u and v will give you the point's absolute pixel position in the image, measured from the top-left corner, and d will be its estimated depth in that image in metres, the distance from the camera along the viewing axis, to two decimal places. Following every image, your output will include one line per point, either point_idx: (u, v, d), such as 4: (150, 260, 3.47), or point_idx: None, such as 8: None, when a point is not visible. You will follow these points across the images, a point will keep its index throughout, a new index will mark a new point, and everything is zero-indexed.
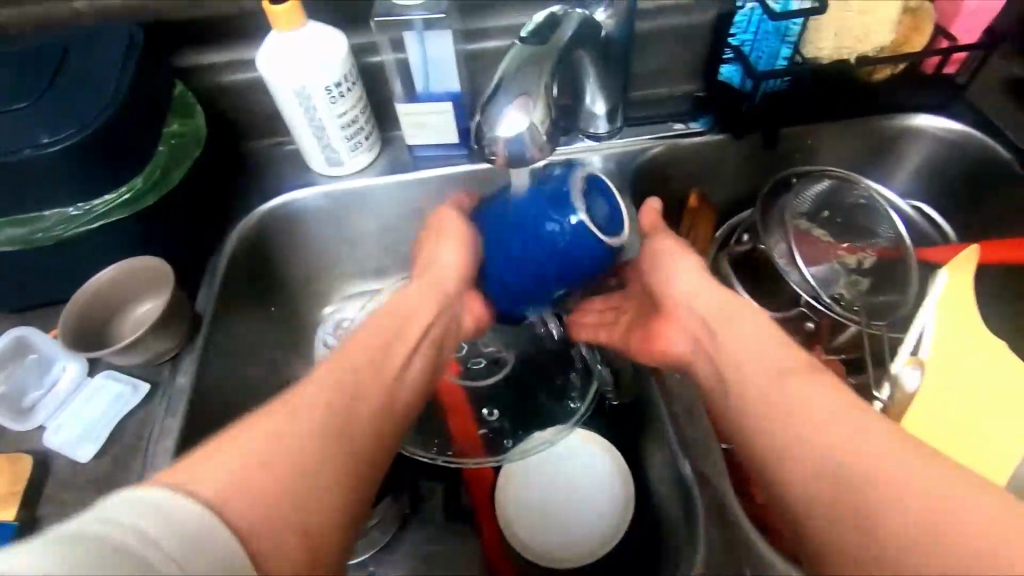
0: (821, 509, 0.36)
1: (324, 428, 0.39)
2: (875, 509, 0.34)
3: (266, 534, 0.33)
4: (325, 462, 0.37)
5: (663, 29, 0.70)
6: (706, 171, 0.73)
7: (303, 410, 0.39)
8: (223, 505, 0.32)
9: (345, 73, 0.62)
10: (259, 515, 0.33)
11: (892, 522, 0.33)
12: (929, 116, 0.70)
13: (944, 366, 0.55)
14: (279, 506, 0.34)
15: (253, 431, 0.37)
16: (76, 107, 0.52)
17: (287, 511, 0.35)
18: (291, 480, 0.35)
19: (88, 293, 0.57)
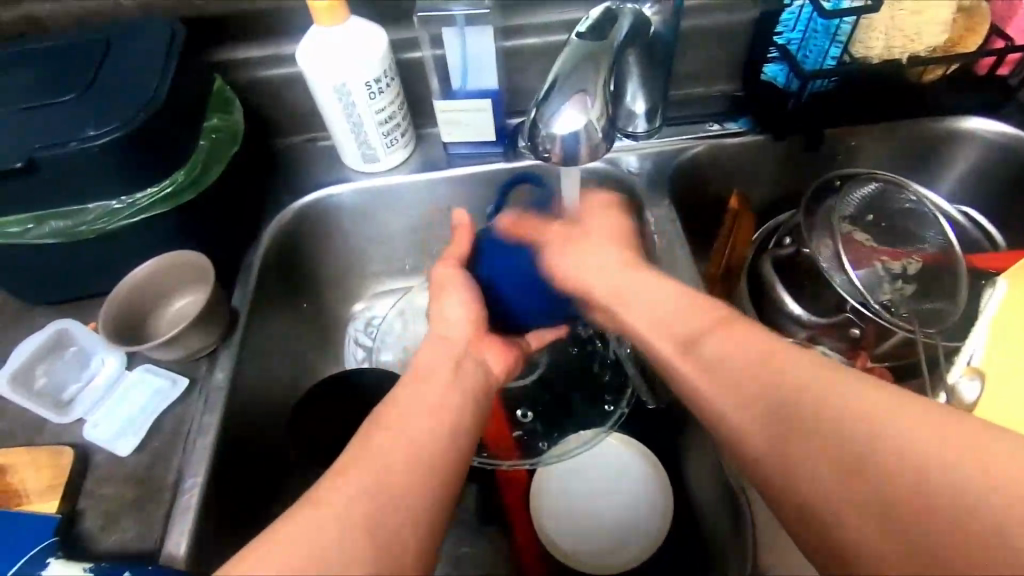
0: (851, 529, 0.31)
1: (386, 472, 0.35)
2: (921, 528, 0.29)
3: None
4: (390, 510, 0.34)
5: (704, 28, 0.69)
6: (745, 172, 0.72)
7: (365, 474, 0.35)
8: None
9: (384, 69, 0.61)
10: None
11: (950, 536, 0.28)
12: (980, 118, 0.67)
13: (1002, 376, 0.53)
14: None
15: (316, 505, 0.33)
16: (121, 100, 0.52)
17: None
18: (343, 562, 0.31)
19: (127, 288, 0.56)
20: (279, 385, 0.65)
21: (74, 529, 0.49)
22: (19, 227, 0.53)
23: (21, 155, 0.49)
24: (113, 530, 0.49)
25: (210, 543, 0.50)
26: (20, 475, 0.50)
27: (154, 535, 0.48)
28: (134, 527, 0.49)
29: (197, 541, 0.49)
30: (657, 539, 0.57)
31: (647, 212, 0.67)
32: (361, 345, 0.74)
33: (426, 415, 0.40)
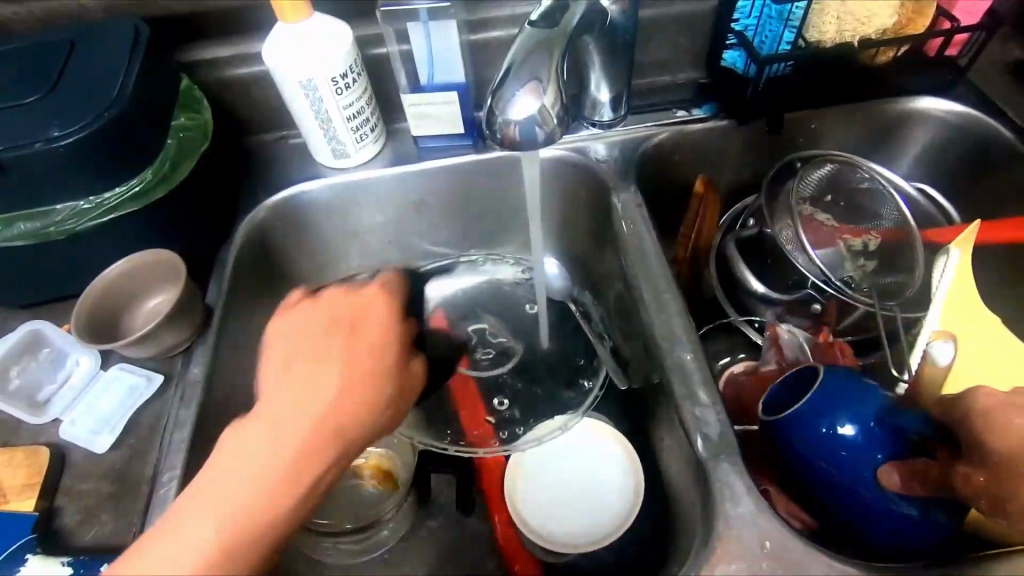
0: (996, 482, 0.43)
1: (277, 472, 0.41)
2: None
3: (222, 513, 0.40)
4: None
5: (667, 17, 0.71)
6: (709, 158, 0.73)
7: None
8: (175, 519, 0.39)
9: (351, 66, 0.62)
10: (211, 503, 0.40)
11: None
12: (931, 99, 0.70)
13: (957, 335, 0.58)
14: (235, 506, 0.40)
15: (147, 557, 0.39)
16: (87, 98, 0.53)
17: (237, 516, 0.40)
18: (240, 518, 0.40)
19: (99, 289, 0.57)
20: None
21: (52, 528, 0.49)
22: None
23: None
24: (91, 525, 0.49)
25: None
26: None
27: (132, 527, 0.49)
28: (112, 522, 0.49)
29: None
30: (630, 518, 0.58)
31: (615, 198, 0.68)
32: None
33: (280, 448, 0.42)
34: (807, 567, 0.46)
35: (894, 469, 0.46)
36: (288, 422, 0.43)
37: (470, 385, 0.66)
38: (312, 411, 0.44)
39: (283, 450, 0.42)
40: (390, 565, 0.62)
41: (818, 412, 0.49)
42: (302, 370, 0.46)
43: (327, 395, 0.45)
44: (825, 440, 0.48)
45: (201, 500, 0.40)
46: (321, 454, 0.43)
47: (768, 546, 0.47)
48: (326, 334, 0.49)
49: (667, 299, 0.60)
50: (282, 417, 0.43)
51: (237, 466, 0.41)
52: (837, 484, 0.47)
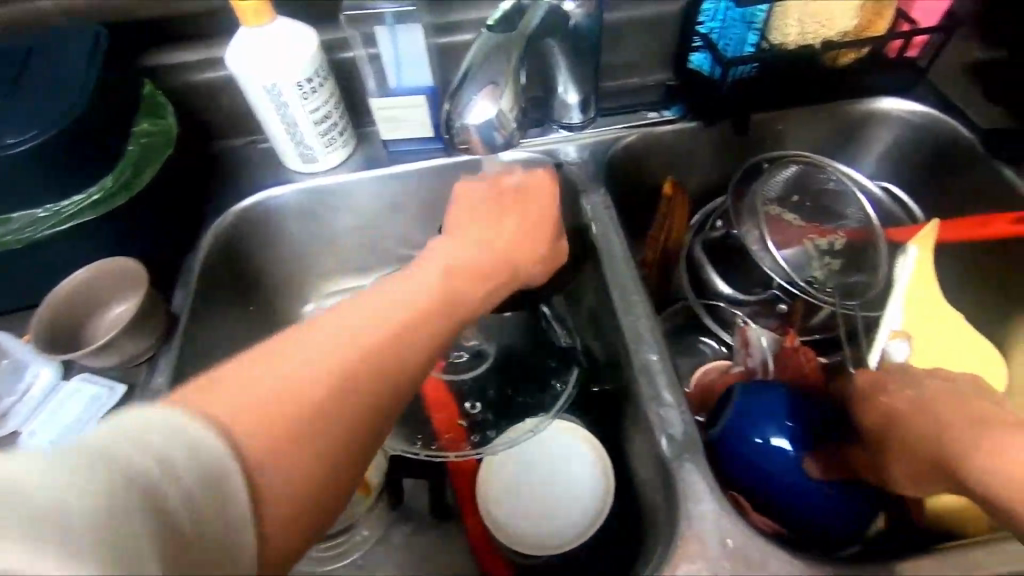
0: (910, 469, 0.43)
1: (374, 348, 0.36)
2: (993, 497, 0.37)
3: (294, 404, 0.32)
4: (296, 462, 0.31)
5: (634, 20, 0.71)
6: (678, 159, 0.74)
7: (279, 378, 0.32)
8: (220, 416, 0.30)
9: (317, 69, 0.62)
10: (280, 386, 0.32)
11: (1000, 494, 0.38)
12: (893, 99, 0.71)
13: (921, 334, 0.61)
14: (326, 381, 0.33)
15: (288, 356, 0.34)
16: (42, 105, 0.52)
17: (320, 402, 0.33)
18: (322, 395, 0.33)
19: (60, 298, 0.56)
20: None
21: None
22: None
23: None
24: None
25: None
26: None
27: None
28: None
29: None
30: (600, 518, 0.58)
31: (584, 200, 0.68)
32: None
33: (391, 312, 0.39)
34: (769, 565, 0.46)
35: (813, 464, 0.50)
36: (381, 303, 0.40)
37: (443, 389, 0.65)
38: (409, 283, 0.43)
39: (397, 308, 0.40)
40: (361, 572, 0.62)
41: (748, 422, 0.53)
42: (426, 255, 0.48)
43: (441, 265, 0.46)
44: (752, 445, 0.52)
45: (281, 346, 0.35)
46: (460, 299, 0.45)
47: (730, 545, 0.47)
48: (459, 220, 0.54)
49: (635, 301, 0.60)
50: (404, 285, 0.42)
51: (320, 333, 0.36)
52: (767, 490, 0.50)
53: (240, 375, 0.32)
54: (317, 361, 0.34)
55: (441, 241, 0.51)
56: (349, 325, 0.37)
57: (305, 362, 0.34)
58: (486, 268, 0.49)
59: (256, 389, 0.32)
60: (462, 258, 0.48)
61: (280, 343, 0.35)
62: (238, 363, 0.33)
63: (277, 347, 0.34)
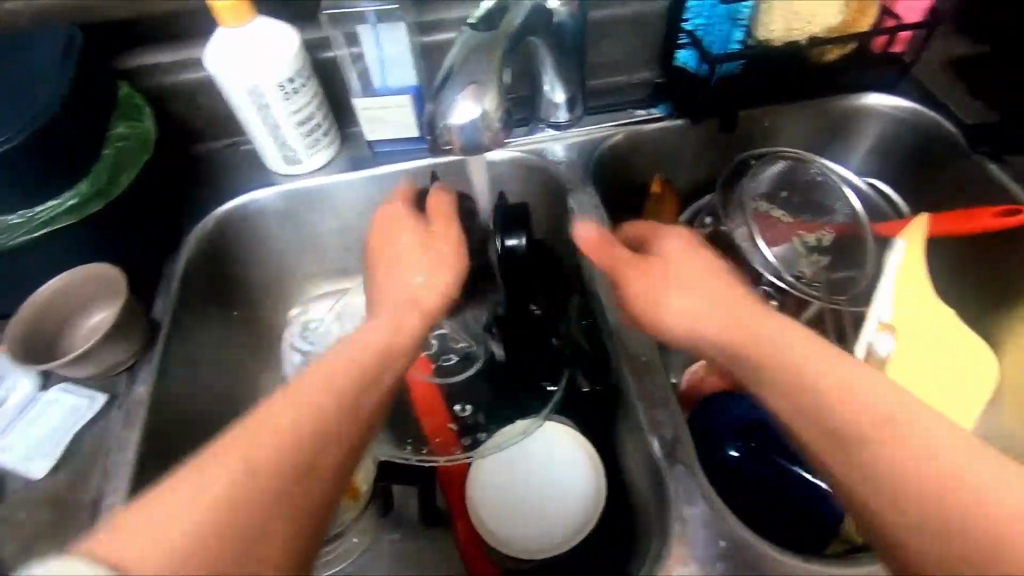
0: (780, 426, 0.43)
1: (301, 440, 0.37)
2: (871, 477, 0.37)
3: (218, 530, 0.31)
4: (248, 559, 0.32)
5: (619, 17, 0.71)
6: (666, 157, 0.74)
7: (242, 459, 0.34)
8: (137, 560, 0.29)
9: (298, 69, 0.60)
10: (206, 513, 0.32)
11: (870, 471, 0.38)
12: (879, 95, 0.71)
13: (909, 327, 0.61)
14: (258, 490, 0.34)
15: (238, 450, 0.35)
16: (13, 108, 0.50)
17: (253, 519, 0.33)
18: (250, 514, 0.33)
19: (36, 307, 0.54)
20: (210, 396, 0.63)
21: None
22: None
23: None
24: (29, 556, 0.47)
25: None
26: None
27: None
28: (51, 551, 0.47)
29: None
30: (591, 522, 0.58)
31: (572, 200, 0.68)
32: (297, 350, 0.72)
33: (315, 401, 0.39)
34: (763, 564, 0.46)
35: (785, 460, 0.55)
36: (308, 392, 0.40)
37: (433, 392, 0.65)
38: (336, 369, 0.43)
39: (320, 399, 0.40)
40: None
41: (718, 433, 0.57)
42: (354, 337, 0.47)
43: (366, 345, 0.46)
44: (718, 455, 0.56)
45: (205, 466, 0.34)
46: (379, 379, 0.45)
47: (723, 545, 0.47)
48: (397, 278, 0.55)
49: None
50: (327, 379, 0.41)
51: (248, 442, 0.35)
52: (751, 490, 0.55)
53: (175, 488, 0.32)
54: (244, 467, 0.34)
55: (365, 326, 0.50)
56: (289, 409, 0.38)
57: (230, 472, 0.33)
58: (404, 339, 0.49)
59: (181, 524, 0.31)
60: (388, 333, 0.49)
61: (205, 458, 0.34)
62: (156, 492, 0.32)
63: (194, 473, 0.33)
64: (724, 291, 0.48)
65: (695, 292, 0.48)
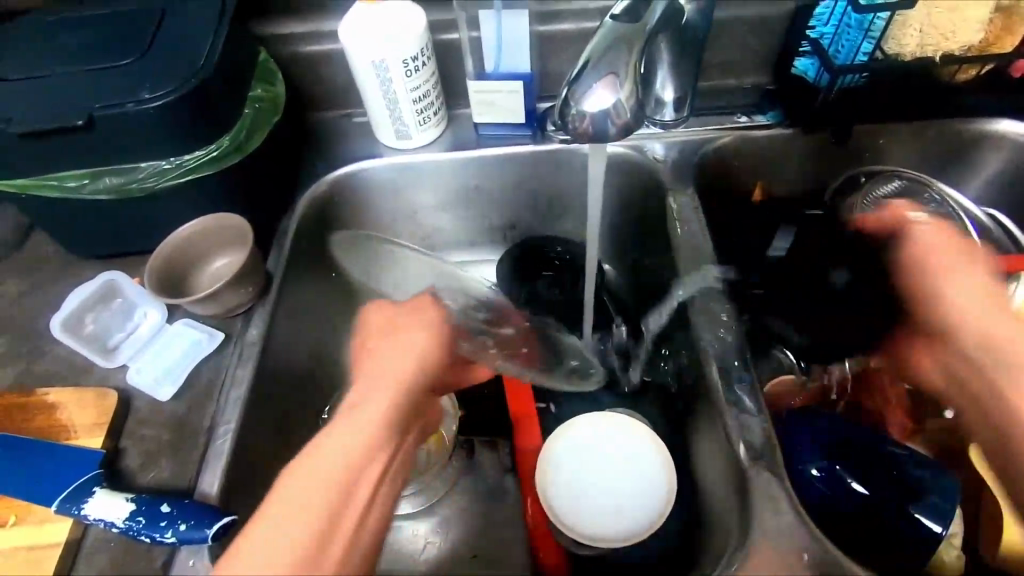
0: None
1: (340, 473, 0.42)
2: None
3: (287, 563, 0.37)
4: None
5: (740, 20, 0.70)
6: (770, 166, 0.72)
7: (302, 519, 0.39)
8: None
9: (423, 47, 0.63)
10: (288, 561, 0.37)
11: None
12: (1011, 122, 0.67)
13: None
14: (307, 536, 0.38)
15: (293, 496, 0.40)
16: (175, 64, 0.55)
17: (314, 558, 0.38)
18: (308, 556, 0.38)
19: (172, 247, 0.60)
20: (308, 349, 0.67)
21: (116, 466, 0.52)
22: (75, 181, 0.57)
23: (82, 113, 0.52)
24: (151, 468, 0.52)
25: (240, 489, 0.53)
26: (72, 411, 0.54)
27: (188, 475, 0.52)
28: (170, 468, 0.52)
29: (228, 481, 0.52)
30: (659, 523, 0.58)
31: (671, 199, 0.67)
32: None
33: (342, 436, 0.44)
34: None
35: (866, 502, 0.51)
36: (345, 435, 0.44)
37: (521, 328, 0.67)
38: (359, 410, 0.46)
39: (354, 439, 0.44)
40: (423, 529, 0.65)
41: (799, 456, 0.55)
42: (362, 383, 0.49)
43: (382, 381, 0.49)
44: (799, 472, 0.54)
45: (282, 507, 0.39)
46: (393, 405, 0.47)
47: (804, 558, 0.49)
48: (411, 334, 0.52)
49: (716, 302, 0.61)
50: (350, 422, 0.45)
51: (291, 491, 0.40)
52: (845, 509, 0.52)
53: (251, 536, 0.38)
54: (311, 504, 0.40)
55: (367, 364, 0.51)
56: (337, 451, 0.43)
57: (296, 513, 0.39)
58: (417, 367, 0.50)
59: (268, 552, 0.38)
60: (384, 362, 0.50)
61: (268, 508, 0.39)
62: (251, 528, 0.39)
63: (256, 525, 0.39)
64: (955, 261, 0.57)
65: (957, 259, 0.57)
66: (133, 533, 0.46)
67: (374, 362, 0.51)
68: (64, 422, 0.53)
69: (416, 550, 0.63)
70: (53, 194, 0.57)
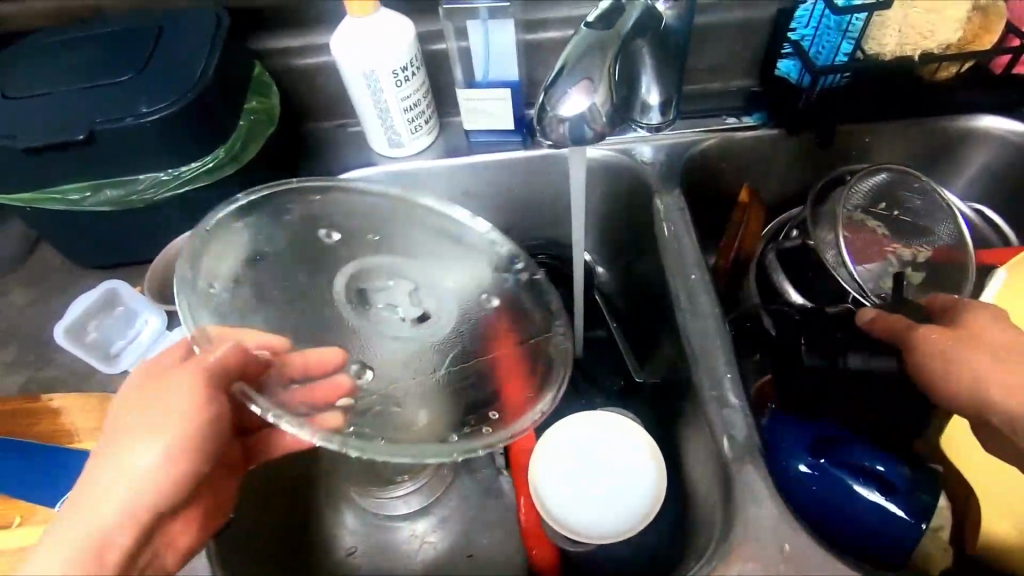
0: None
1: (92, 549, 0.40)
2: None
3: None
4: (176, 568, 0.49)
5: (723, 24, 0.71)
6: (757, 167, 0.73)
7: None
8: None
9: (412, 58, 0.65)
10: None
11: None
12: (994, 118, 0.68)
13: None
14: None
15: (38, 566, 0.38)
16: (171, 79, 0.57)
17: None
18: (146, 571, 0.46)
19: (171, 255, 0.62)
20: None
21: None
22: (76, 194, 0.59)
23: (83, 128, 0.54)
24: None
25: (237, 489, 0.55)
26: (75, 416, 0.56)
27: None
28: None
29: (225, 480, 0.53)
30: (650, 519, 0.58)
31: (658, 200, 0.68)
32: None
33: (102, 508, 0.40)
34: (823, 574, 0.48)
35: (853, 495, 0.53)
36: (105, 501, 0.41)
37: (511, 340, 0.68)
38: (124, 477, 0.41)
39: (112, 511, 0.41)
40: (418, 529, 0.66)
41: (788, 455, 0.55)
42: (139, 423, 0.43)
43: (156, 441, 0.42)
44: (785, 469, 0.54)
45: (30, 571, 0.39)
46: (177, 473, 0.43)
47: (787, 549, 0.49)
48: (188, 396, 0.43)
49: (702, 299, 0.62)
50: (115, 481, 0.41)
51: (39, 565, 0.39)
52: (834, 505, 0.53)
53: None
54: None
55: (141, 407, 0.43)
56: (96, 515, 0.40)
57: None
58: (201, 434, 0.43)
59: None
60: (170, 409, 0.43)
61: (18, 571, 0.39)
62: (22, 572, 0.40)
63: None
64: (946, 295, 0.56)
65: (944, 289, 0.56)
66: None
67: (151, 409, 0.43)
68: (68, 426, 0.55)
69: (412, 549, 0.64)
70: (56, 207, 0.59)
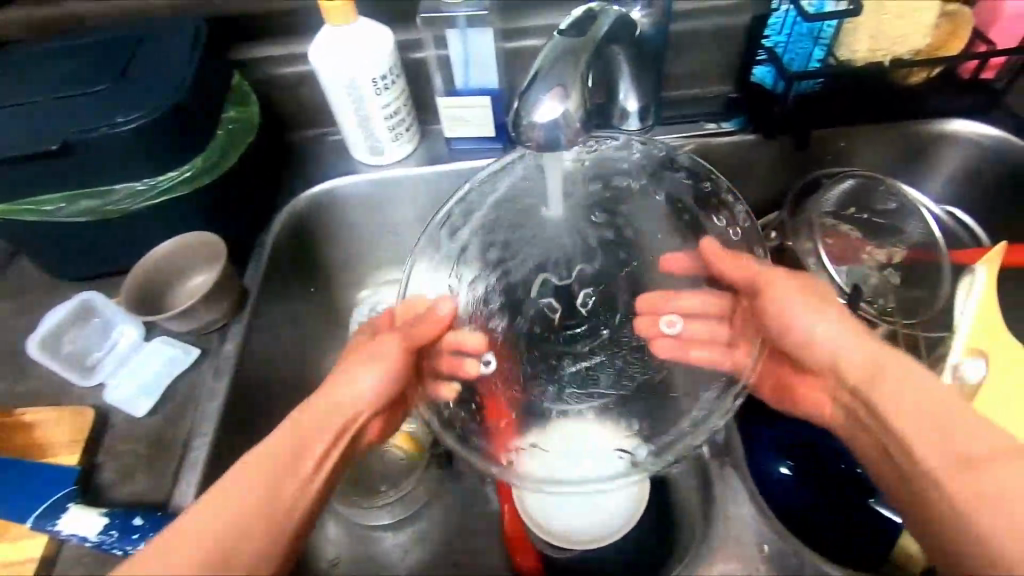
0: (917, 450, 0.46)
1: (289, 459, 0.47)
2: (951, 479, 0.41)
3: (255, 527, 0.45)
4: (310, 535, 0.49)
5: (700, 32, 0.72)
6: (736, 171, 0.74)
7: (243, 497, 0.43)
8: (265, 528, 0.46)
9: (392, 66, 0.65)
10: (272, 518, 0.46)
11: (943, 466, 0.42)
12: (965, 121, 0.70)
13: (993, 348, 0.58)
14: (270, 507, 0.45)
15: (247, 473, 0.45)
16: (147, 88, 0.57)
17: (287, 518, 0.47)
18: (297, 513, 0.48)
19: (148, 266, 0.62)
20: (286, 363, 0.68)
21: (93, 481, 0.53)
22: (52, 205, 0.58)
23: (57, 138, 0.54)
24: (128, 483, 0.53)
25: None
26: (50, 429, 0.55)
27: (165, 487, 0.53)
28: (146, 482, 0.53)
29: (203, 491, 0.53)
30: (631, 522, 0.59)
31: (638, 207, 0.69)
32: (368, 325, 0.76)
33: (297, 429, 0.49)
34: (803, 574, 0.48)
35: (831, 492, 0.55)
36: (302, 428, 0.50)
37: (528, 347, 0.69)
38: (313, 409, 0.52)
39: (305, 433, 0.49)
40: (402, 538, 0.65)
41: (765, 459, 0.57)
42: (339, 375, 0.55)
43: (347, 389, 0.54)
44: (765, 471, 0.56)
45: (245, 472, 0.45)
46: (364, 408, 0.54)
47: (766, 550, 0.49)
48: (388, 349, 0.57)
49: None
50: (313, 416, 0.51)
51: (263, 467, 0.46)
52: (812, 508, 0.54)
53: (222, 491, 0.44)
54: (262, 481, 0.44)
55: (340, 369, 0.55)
56: (304, 431, 0.49)
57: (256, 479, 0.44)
58: (393, 379, 0.56)
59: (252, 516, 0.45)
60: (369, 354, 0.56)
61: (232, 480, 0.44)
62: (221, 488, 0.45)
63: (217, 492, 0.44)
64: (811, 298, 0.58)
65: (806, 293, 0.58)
66: (106, 547, 0.48)
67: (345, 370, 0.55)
68: (42, 439, 0.54)
69: (397, 558, 0.64)
70: (30, 218, 0.59)
